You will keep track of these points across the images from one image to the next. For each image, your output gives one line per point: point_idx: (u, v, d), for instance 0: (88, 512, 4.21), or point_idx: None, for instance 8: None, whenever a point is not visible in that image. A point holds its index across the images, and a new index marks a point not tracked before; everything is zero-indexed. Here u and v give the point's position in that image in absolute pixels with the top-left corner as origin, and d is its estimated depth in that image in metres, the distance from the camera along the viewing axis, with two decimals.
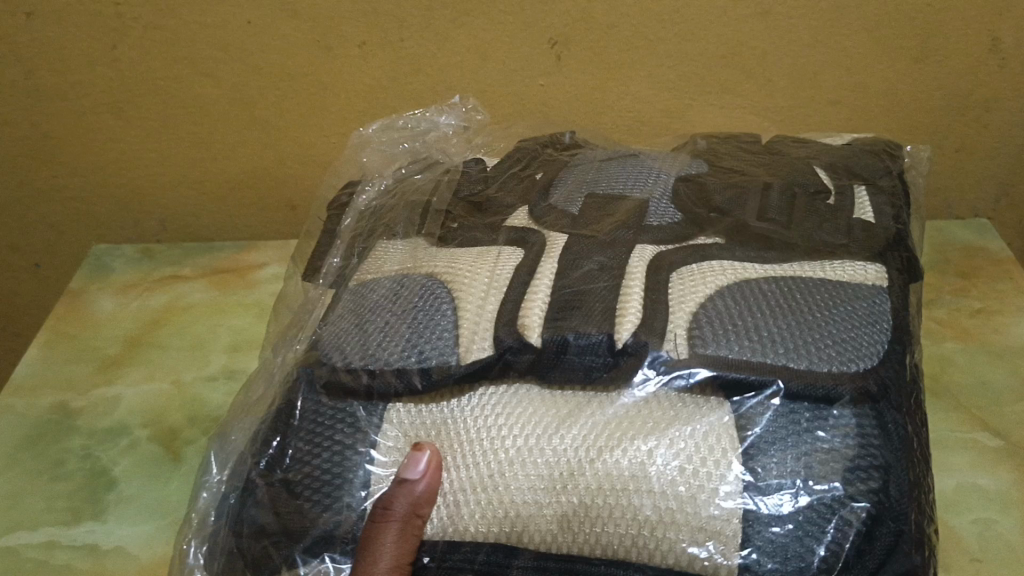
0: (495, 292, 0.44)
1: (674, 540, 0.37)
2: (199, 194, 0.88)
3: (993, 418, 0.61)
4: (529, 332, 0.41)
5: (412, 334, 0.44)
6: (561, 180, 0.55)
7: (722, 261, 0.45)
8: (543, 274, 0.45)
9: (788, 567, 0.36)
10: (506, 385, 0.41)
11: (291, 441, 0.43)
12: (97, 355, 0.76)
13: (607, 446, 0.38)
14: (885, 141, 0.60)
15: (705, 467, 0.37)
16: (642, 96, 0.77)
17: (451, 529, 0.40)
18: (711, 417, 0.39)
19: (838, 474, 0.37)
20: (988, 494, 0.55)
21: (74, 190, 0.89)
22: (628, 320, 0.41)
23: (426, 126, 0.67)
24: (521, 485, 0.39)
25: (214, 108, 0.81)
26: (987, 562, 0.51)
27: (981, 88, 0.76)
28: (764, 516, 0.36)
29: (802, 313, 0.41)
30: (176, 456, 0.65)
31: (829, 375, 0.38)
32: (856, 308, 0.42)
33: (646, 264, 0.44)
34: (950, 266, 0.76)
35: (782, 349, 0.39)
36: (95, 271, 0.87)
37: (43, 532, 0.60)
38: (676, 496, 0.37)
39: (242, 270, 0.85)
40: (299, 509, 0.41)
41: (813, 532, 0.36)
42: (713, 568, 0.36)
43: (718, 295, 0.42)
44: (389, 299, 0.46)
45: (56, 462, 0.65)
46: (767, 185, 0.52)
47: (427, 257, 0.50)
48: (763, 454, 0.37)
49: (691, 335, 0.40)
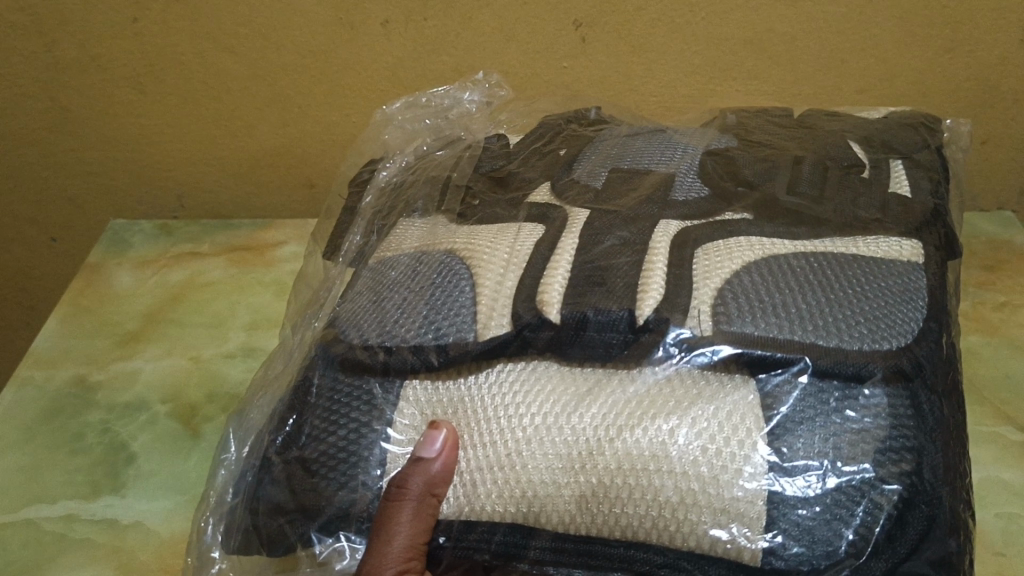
0: (514, 268, 0.43)
1: (696, 522, 0.36)
2: (218, 172, 0.88)
3: (1018, 411, 0.60)
4: (548, 307, 0.40)
5: (430, 311, 0.43)
6: (586, 154, 0.55)
7: (749, 236, 0.44)
8: (564, 249, 0.44)
9: (815, 551, 0.35)
10: (525, 362, 0.41)
11: (308, 418, 0.43)
12: (117, 330, 0.76)
13: (628, 425, 0.38)
14: (922, 114, 0.59)
15: (728, 448, 0.37)
16: (664, 81, 0.77)
17: (467, 508, 0.40)
18: (736, 395, 0.38)
19: (869, 456, 0.36)
20: (1013, 487, 0.55)
21: (94, 164, 0.89)
22: (650, 296, 0.40)
23: (449, 103, 0.66)
24: (539, 465, 0.38)
25: (235, 85, 0.81)
26: (1010, 555, 0.50)
27: (1012, 77, 0.74)
28: (791, 498, 0.36)
29: (831, 290, 0.40)
30: (195, 432, 0.65)
31: (860, 353, 0.38)
32: (888, 286, 0.41)
33: (670, 240, 0.44)
34: (974, 258, 0.75)
35: (810, 326, 0.39)
36: (115, 247, 0.87)
37: (62, 504, 0.60)
38: (698, 477, 0.36)
39: (262, 248, 0.85)
40: (315, 487, 0.41)
41: (842, 514, 0.36)
42: (736, 550, 0.36)
43: (745, 271, 0.41)
44: (407, 277, 0.46)
45: (76, 435, 0.65)
46: (798, 159, 0.51)
47: (447, 234, 0.49)
48: (789, 434, 0.37)
49: (715, 311, 0.39)
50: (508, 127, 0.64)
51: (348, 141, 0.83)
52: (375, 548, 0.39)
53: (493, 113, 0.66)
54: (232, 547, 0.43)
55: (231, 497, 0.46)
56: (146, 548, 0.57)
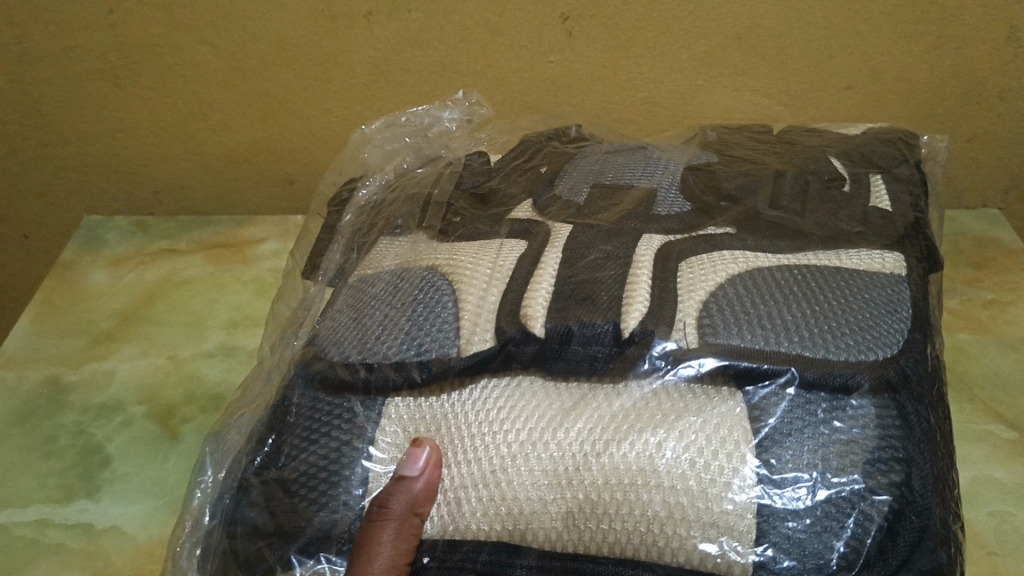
0: (497, 283, 0.43)
1: (685, 537, 0.36)
2: (196, 168, 0.87)
3: (1008, 410, 0.60)
4: (532, 322, 0.40)
5: (412, 326, 0.43)
6: (567, 171, 0.54)
7: (733, 249, 0.43)
8: (547, 264, 0.43)
9: (806, 565, 0.35)
10: (509, 377, 0.40)
11: (287, 438, 0.42)
12: (92, 328, 0.75)
13: (614, 439, 0.37)
14: (902, 130, 0.58)
15: (716, 461, 0.36)
16: (651, 77, 0.76)
17: (451, 527, 0.39)
18: (723, 407, 0.37)
19: (858, 466, 0.36)
20: (1005, 487, 0.54)
21: (68, 159, 0.87)
22: (635, 309, 0.40)
23: (428, 121, 0.64)
24: (524, 481, 0.38)
25: (213, 78, 0.79)
26: (1002, 556, 0.50)
27: (999, 76, 0.74)
28: (780, 511, 0.35)
29: (817, 301, 0.40)
30: (173, 433, 0.64)
31: (846, 363, 0.37)
32: (874, 297, 0.41)
33: (654, 253, 0.43)
34: (961, 257, 0.75)
35: (796, 337, 0.38)
36: (89, 243, 0.85)
37: (35, 509, 0.59)
38: (687, 491, 0.36)
39: (241, 245, 0.84)
40: (294, 508, 0.40)
41: (832, 526, 0.35)
42: (726, 565, 0.35)
43: (730, 283, 0.41)
44: (388, 292, 0.45)
45: (49, 438, 0.64)
46: (779, 173, 0.50)
47: (428, 249, 0.48)
48: (777, 446, 0.36)
49: (701, 323, 0.39)
50: (488, 145, 0.63)
51: (330, 135, 0.82)
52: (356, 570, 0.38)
53: (473, 132, 0.65)
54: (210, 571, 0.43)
55: (208, 519, 0.45)
56: (124, 554, 0.55)
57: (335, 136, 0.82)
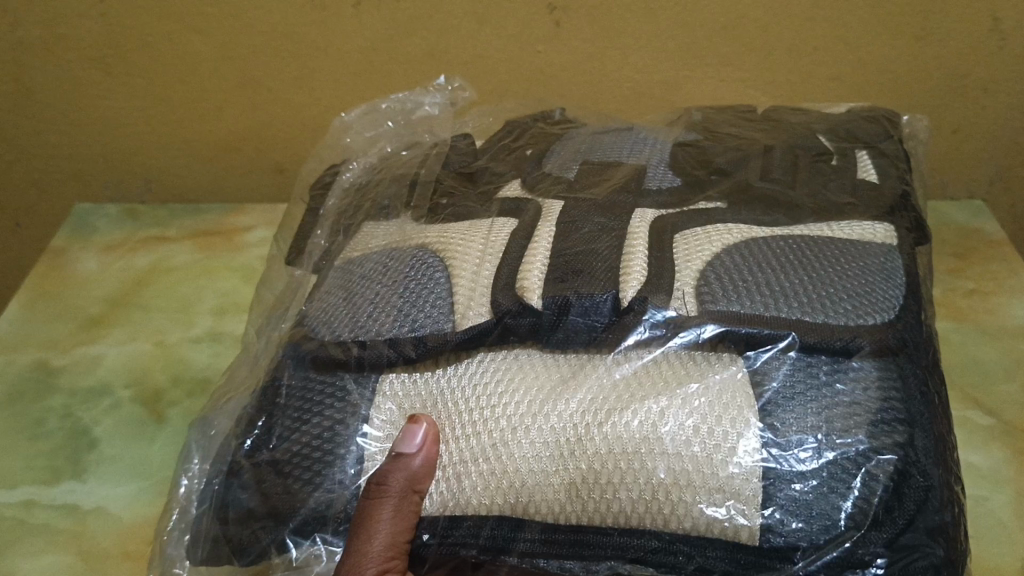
0: (491, 258, 0.43)
1: (691, 503, 0.36)
2: (187, 154, 0.86)
3: (988, 396, 0.61)
4: (530, 294, 0.40)
5: (405, 305, 0.43)
6: (554, 150, 0.54)
7: (727, 222, 0.44)
8: (541, 237, 0.44)
9: (813, 526, 0.35)
10: (506, 351, 0.41)
11: (279, 419, 0.42)
12: (78, 313, 0.74)
13: (616, 411, 0.37)
14: (883, 109, 0.59)
15: (720, 427, 0.36)
16: (640, 66, 0.76)
17: (452, 504, 0.39)
18: (724, 373, 0.38)
19: (862, 428, 0.36)
20: (981, 471, 0.56)
21: (58, 146, 0.86)
22: (633, 279, 0.40)
23: (411, 106, 0.65)
24: (526, 454, 0.38)
25: (203, 67, 0.79)
26: (977, 538, 0.51)
27: (982, 68, 0.74)
28: (786, 473, 0.35)
29: (814, 269, 0.41)
30: (160, 416, 0.64)
31: (845, 328, 0.38)
32: (868, 264, 0.41)
33: (648, 226, 0.44)
34: (945, 247, 0.76)
35: (795, 302, 0.39)
36: (79, 230, 0.85)
37: (21, 490, 0.58)
38: (691, 457, 0.36)
39: (228, 232, 0.83)
40: (288, 489, 0.40)
41: (838, 487, 0.35)
42: (733, 530, 0.35)
43: (725, 252, 0.41)
44: (378, 272, 0.46)
45: (36, 421, 0.63)
46: (769, 148, 0.51)
47: (415, 231, 0.48)
48: (780, 411, 0.37)
49: (699, 292, 0.40)
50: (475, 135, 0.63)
51: (319, 123, 0.82)
52: (354, 548, 0.38)
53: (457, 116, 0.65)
54: (200, 558, 0.42)
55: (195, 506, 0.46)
56: (109, 535, 0.55)
57: (322, 125, 0.82)
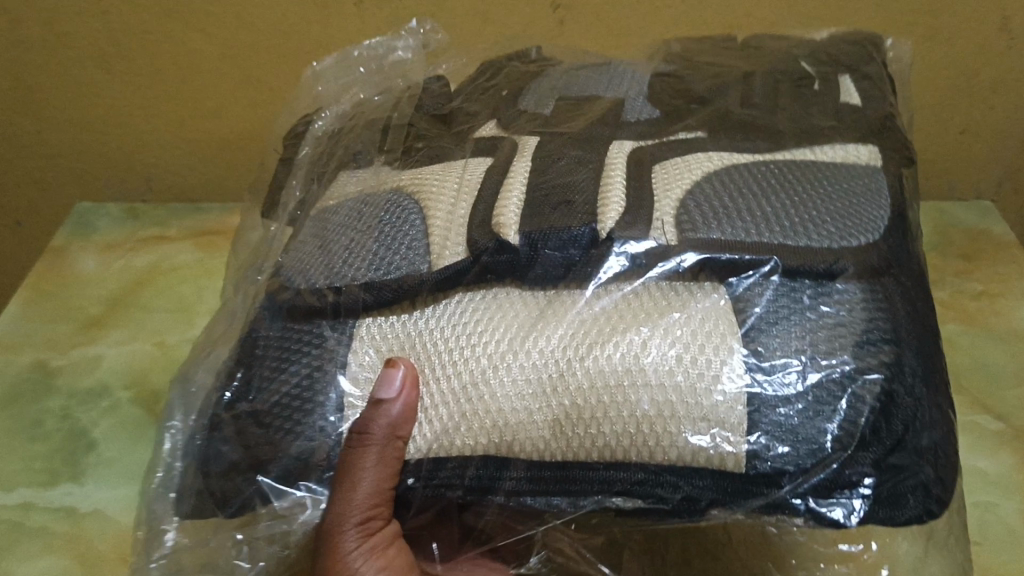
0: (465, 195, 0.42)
1: (675, 433, 0.35)
2: (187, 151, 0.86)
3: (997, 400, 0.60)
4: (506, 230, 0.39)
5: (381, 246, 0.42)
6: (531, 88, 0.54)
7: (707, 151, 0.43)
8: (517, 174, 0.42)
9: (801, 450, 0.35)
10: (484, 290, 0.39)
11: (255, 370, 0.40)
12: (79, 314, 0.73)
13: (598, 342, 0.36)
14: (864, 32, 0.58)
15: (703, 355, 0.35)
16: None
17: (435, 444, 0.38)
18: (706, 301, 0.37)
19: (847, 349, 0.36)
20: (989, 477, 0.55)
21: (59, 144, 0.86)
22: (611, 210, 0.39)
23: (383, 51, 0.64)
24: (508, 392, 0.37)
25: (205, 66, 0.79)
26: (985, 547, 0.51)
27: (988, 68, 0.73)
28: (770, 399, 0.35)
29: (796, 195, 0.40)
30: (159, 417, 0.63)
31: (828, 251, 0.37)
32: (852, 187, 0.41)
33: (626, 158, 0.42)
34: (952, 249, 0.74)
35: (778, 228, 0.38)
36: (81, 229, 0.84)
37: (18, 492, 0.58)
38: (675, 387, 0.35)
39: (230, 233, 0.82)
40: (269, 439, 0.39)
41: (823, 402, 0.35)
42: (719, 458, 0.35)
43: (705, 180, 0.40)
44: (353, 218, 0.45)
45: (34, 422, 0.63)
46: (745, 77, 0.51)
47: (391, 176, 0.47)
48: (764, 335, 0.36)
49: (677, 220, 0.39)
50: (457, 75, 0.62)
51: None
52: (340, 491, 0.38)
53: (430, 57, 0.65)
54: (186, 510, 0.42)
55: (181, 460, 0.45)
56: (107, 538, 0.54)
57: None
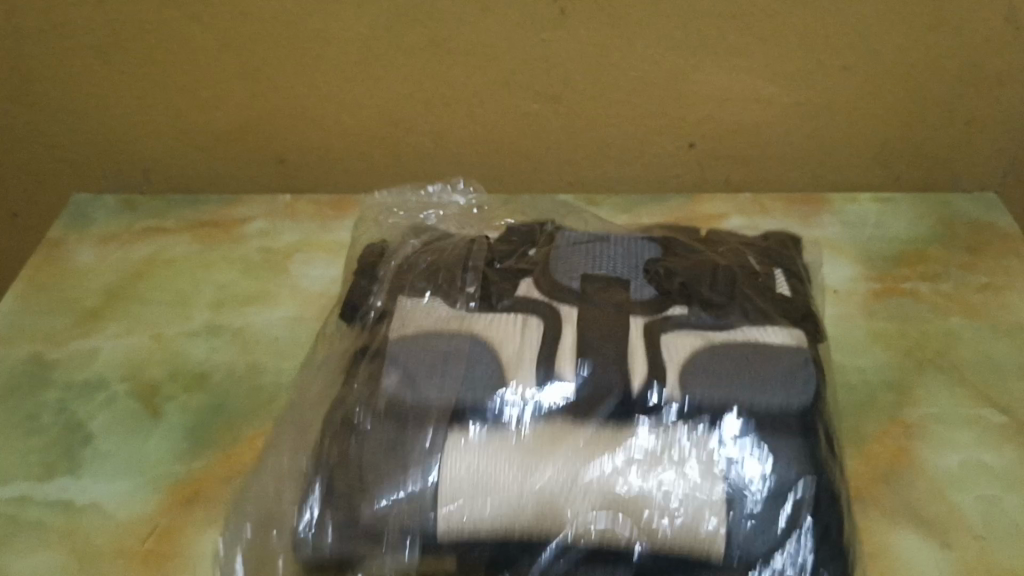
0: (528, 350, 0.49)
1: (677, 521, 0.44)
2: (186, 143, 0.85)
3: (1002, 393, 0.59)
4: (563, 374, 0.47)
5: (448, 382, 0.48)
6: None
7: (687, 329, 0.51)
8: (564, 354, 0.49)
9: (761, 537, 0.44)
10: (511, 388, 0.47)
11: (345, 472, 0.47)
12: (77, 305, 0.74)
13: (621, 475, 0.45)
14: None
15: (699, 519, 0.44)
16: (645, 55, 0.74)
17: (488, 526, 0.44)
18: (706, 440, 0.45)
19: (799, 478, 0.45)
20: (994, 471, 0.54)
21: (56, 136, 0.86)
22: (638, 370, 0.47)
23: None
24: (547, 490, 0.44)
25: (203, 55, 0.78)
26: (990, 541, 0.50)
27: (994, 59, 0.73)
28: (739, 513, 0.44)
29: (759, 378, 0.47)
30: (156, 410, 0.63)
31: (780, 403, 0.46)
32: (794, 367, 0.48)
33: (642, 338, 0.49)
34: (957, 240, 0.74)
35: (751, 410, 0.46)
36: (77, 220, 0.84)
37: (14, 485, 0.58)
38: (684, 521, 0.44)
39: (229, 224, 0.82)
40: (361, 515, 0.45)
41: (768, 514, 0.44)
42: (710, 536, 0.44)
43: (686, 369, 0.48)
44: (408, 348, 0.50)
45: (32, 414, 0.63)
46: None
47: (442, 316, 0.52)
48: (738, 483, 0.45)
49: (683, 377, 0.47)
50: None
51: (322, 115, 0.81)
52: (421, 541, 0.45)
53: None
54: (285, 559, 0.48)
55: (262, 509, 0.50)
56: (102, 531, 0.54)
57: (325, 117, 0.81)
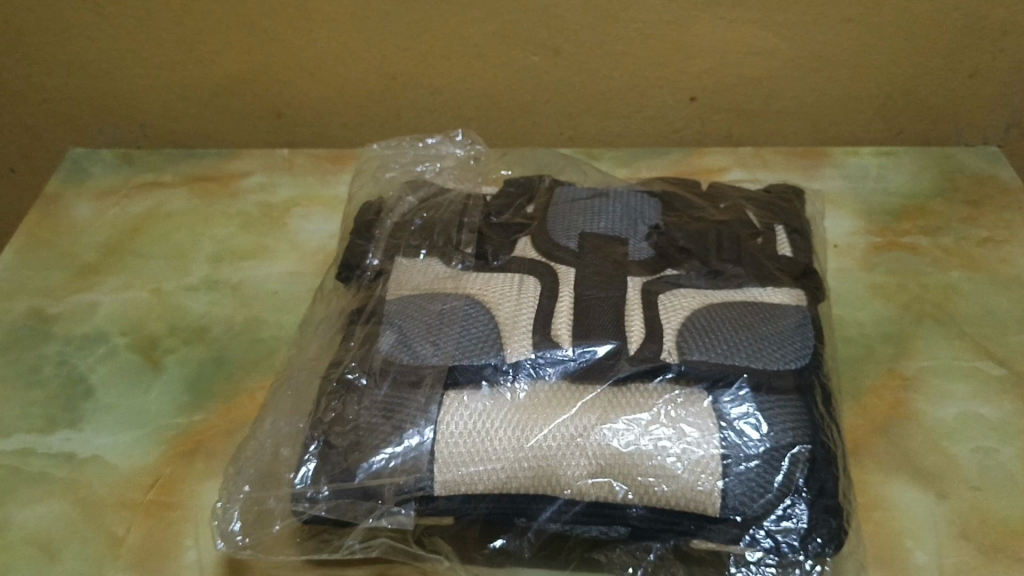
0: (524, 309, 0.49)
1: (673, 478, 0.44)
2: (182, 97, 0.84)
3: (1001, 346, 0.59)
4: (561, 338, 0.48)
5: (445, 344, 0.48)
6: None
7: (686, 288, 0.51)
8: (559, 316, 0.49)
9: (756, 491, 0.43)
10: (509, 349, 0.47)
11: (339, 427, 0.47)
12: (75, 260, 0.73)
13: (617, 433, 0.45)
14: None
15: (696, 476, 0.43)
16: (646, 7, 0.73)
17: (488, 483, 0.44)
18: (701, 401, 0.45)
19: (793, 435, 0.45)
20: (991, 423, 0.54)
21: (51, 90, 0.85)
22: (634, 334, 0.48)
23: None
24: (544, 446, 0.44)
25: (196, 8, 0.77)
26: (986, 492, 0.50)
27: (1000, 10, 0.72)
28: (733, 465, 0.44)
29: (757, 339, 0.47)
30: (156, 364, 0.63)
31: (779, 363, 0.46)
32: (789, 329, 0.48)
33: (640, 299, 0.50)
34: (959, 194, 0.73)
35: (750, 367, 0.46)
36: (75, 175, 0.84)
37: (16, 438, 0.58)
38: (681, 477, 0.44)
39: (226, 178, 0.82)
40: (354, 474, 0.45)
41: (766, 474, 0.44)
42: (706, 493, 0.43)
43: (685, 327, 0.48)
44: (409, 311, 0.51)
45: (32, 368, 0.63)
46: None
47: (440, 281, 0.53)
48: (732, 436, 0.44)
49: (679, 338, 0.47)
50: None
51: (318, 68, 0.80)
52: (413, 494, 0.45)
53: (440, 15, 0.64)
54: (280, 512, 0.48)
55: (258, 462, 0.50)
56: (104, 483, 0.55)
57: (321, 70, 0.80)
